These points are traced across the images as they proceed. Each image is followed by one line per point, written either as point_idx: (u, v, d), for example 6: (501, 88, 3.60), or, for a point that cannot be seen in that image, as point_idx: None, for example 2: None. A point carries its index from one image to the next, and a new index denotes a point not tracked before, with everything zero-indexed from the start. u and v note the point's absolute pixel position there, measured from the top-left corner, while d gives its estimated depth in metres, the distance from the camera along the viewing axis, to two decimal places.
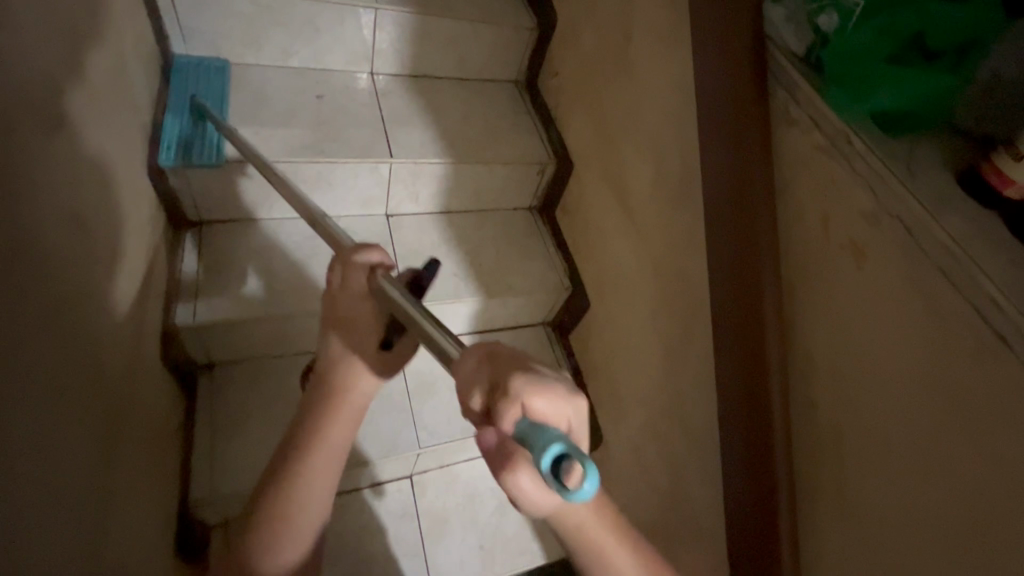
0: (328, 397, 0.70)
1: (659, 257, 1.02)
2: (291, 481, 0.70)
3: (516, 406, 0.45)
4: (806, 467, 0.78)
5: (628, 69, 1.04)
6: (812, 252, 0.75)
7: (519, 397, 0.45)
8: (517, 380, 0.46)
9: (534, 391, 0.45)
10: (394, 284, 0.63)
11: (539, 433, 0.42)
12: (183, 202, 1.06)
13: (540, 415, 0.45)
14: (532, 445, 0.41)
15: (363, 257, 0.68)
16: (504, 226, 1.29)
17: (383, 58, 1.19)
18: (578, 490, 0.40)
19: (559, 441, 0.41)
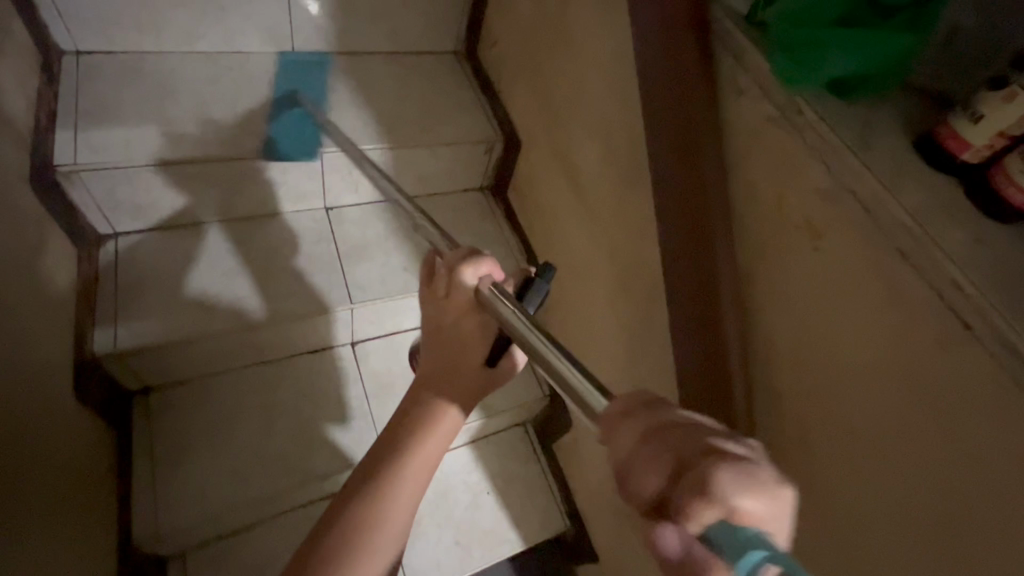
0: (420, 419, 0.64)
1: (613, 240, 0.95)
2: (372, 511, 0.60)
3: (715, 506, 0.31)
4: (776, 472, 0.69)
5: (567, 36, 0.96)
6: (772, 238, 0.65)
7: (720, 492, 0.31)
8: (722, 470, 0.32)
9: (742, 485, 0.31)
10: (496, 293, 0.57)
11: (734, 540, 0.29)
12: (90, 212, 0.99)
13: (749, 517, 0.31)
14: (731, 557, 0.29)
15: (471, 266, 0.62)
16: (455, 208, 1.28)
17: (304, 35, 1.17)
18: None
19: (767, 553, 0.28)
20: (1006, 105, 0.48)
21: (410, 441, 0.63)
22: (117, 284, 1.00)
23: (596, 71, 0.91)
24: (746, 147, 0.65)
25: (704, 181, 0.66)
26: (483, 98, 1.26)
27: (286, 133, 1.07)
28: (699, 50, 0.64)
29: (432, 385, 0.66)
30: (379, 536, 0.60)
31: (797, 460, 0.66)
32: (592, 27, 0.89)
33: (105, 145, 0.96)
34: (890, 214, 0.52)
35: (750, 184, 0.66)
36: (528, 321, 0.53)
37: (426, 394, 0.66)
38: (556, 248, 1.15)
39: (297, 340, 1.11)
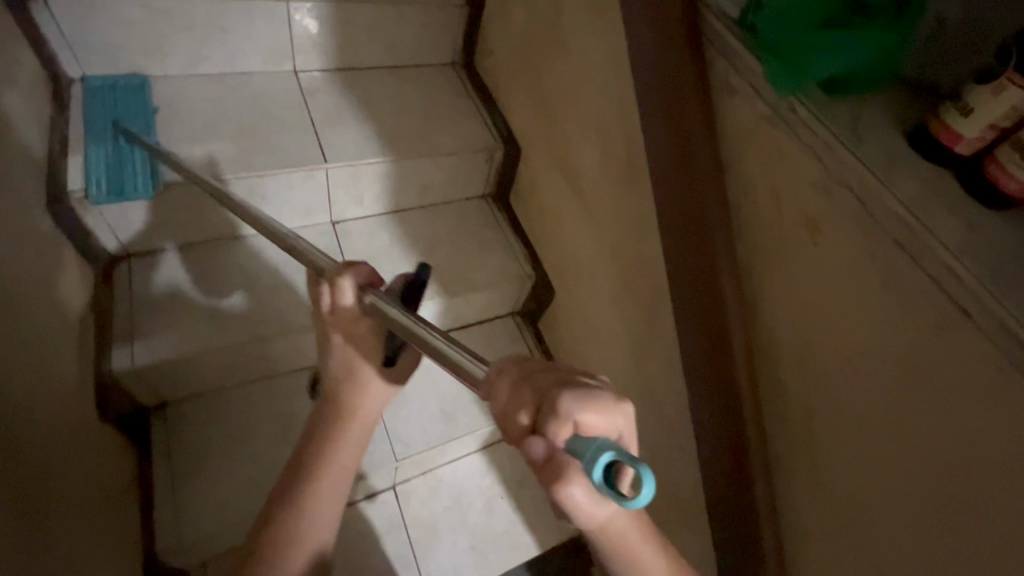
0: (326, 428, 0.64)
1: (615, 241, 0.96)
2: (283, 531, 0.60)
3: (565, 426, 0.38)
4: (784, 463, 0.70)
5: (562, 44, 0.99)
6: (771, 233, 0.66)
7: (565, 413, 0.38)
8: (563, 395, 0.39)
9: (581, 404, 0.39)
10: (376, 299, 0.57)
11: (584, 450, 0.37)
12: (101, 233, 1.01)
13: (592, 427, 0.38)
14: (578, 456, 0.37)
15: (342, 279, 0.60)
16: (458, 217, 1.30)
17: (305, 53, 1.20)
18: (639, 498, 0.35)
19: (606, 448, 0.36)
20: (995, 97, 0.49)
21: (316, 455, 0.63)
22: (131, 302, 1.02)
23: (592, 76, 0.93)
24: (741, 145, 0.67)
25: (701, 180, 0.68)
26: (482, 107, 1.28)
27: (121, 168, 0.98)
28: (691, 53, 0.66)
29: (342, 396, 0.64)
30: (296, 552, 0.60)
31: (805, 451, 0.67)
32: (586, 34, 0.91)
33: (117, 168, 0.98)
34: (885, 205, 0.53)
35: (747, 182, 0.67)
36: (416, 322, 0.53)
37: (336, 407, 0.64)
38: (560, 252, 1.16)
39: (308, 351, 1.13)
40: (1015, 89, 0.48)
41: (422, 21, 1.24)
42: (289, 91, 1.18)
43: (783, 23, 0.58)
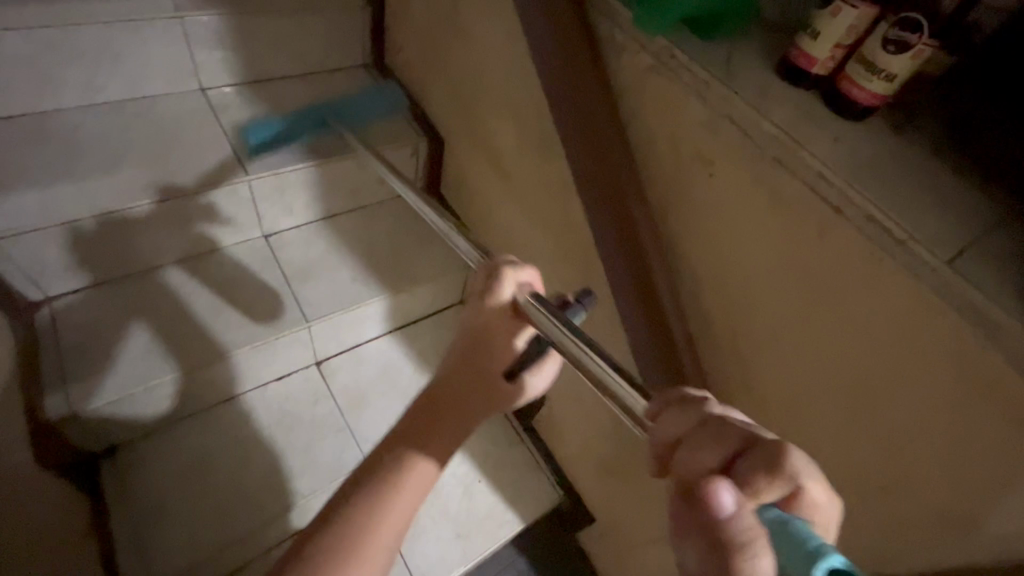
0: (372, 486, 0.50)
1: (544, 212, 1.01)
2: (355, 532, 0.47)
3: (780, 481, 0.32)
4: (720, 384, 0.76)
5: (464, 28, 1.02)
6: (676, 172, 0.71)
7: (794, 471, 0.32)
8: (796, 451, 0.33)
9: (812, 472, 0.33)
10: (531, 298, 0.55)
11: (803, 538, 0.29)
12: (20, 283, 0.95)
13: (810, 501, 0.33)
14: (790, 553, 0.28)
15: (514, 269, 0.58)
16: (394, 215, 1.29)
17: (209, 72, 1.17)
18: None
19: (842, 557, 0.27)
20: (834, 19, 0.55)
21: (397, 475, 0.50)
22: (59, 345, 0.95)
23: (497, 58, 0.96)
24: (634, 97, 0.72)
25: (603, 136, 0.73)
26: (400, 104, 1.30)
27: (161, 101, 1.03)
28: (574, 19, 0.71)
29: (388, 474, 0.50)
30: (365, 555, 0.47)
31: (735, 367, 0.73)
32: (485, 17, 0.95)
33: (102, 192, 1.00)
34: (761, 128, 0.59)
35: (645, 131, 0.73)
36: (567, 329, 0.48)
37: (375, 483, 0.50)
38: (496, 233, 1.19)
39: (257, 369, 1.11)
40: (850, 9, 0.54)
41: (326, 25, 1.24)
42: (199, 110, 1.16)
43: None
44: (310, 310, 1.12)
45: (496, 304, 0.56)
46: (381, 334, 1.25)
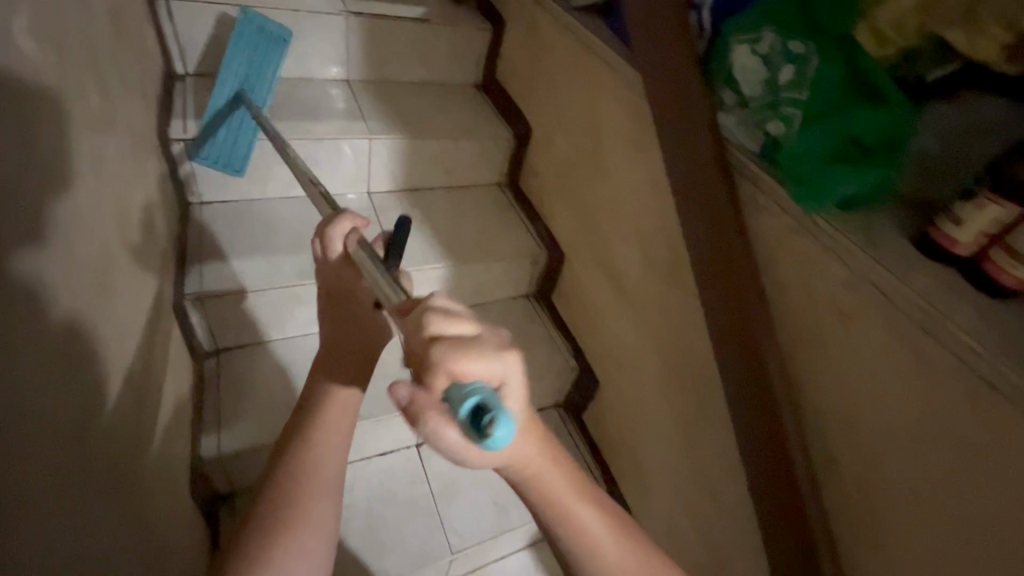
0: (306, 414, 0.65)
1: (660, 333, 1.08)
2: (300, 448, 0.62)
3: (440, 376, 0.39)
4: (841, 523, 0.78)
5: (604, 167, 1.17)
6: (816, 326, 0.76)
7: (439, 364, 0.39)
8: (437, 348, 0.40)
9: (456, 354, 0.40)
10: (354, 243, 0.66)
11: (453, 400, 0.38)
12: (201, 334, 1.12)
13: (464, 373, 0.39)
14: (446, 406, 0.39)
15: (331, 221, 0.70)
16: (506, 314, 1.42)
17: (378, 179, 1.40)
18: (493, 441, 0.37)
19: (469, 400, 0.38)
20: (982, 212, 0.61)
21: (317, 401, 0.66)
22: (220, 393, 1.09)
23: (631, 195, 1.10)
24: (776, 254, 0.80)
25: (739, 282, 0.80)
26: (526, 218, 1.46)
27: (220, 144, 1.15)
28: (723, 178, 0.81)
29: (314, 404, 0.66)
30: (320, 457, 0.62)
31: (862, 510, 0.75)
32: (626, 161, 1.10)
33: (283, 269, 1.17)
34: (905, 296, 0.65)
35: (779, 280, 0.80)
36: (371, 263, 0.61)
37: (309, 411, 0.65)
38: (607, 344, 1.26)
39: (370, 441, 1.19)
40: (994, 207, 0.60)
41: (477, 150, 1.46)
42: (363, 209, 1.37)
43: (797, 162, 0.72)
44: None
45: (331, 256, 0.70)
46: None
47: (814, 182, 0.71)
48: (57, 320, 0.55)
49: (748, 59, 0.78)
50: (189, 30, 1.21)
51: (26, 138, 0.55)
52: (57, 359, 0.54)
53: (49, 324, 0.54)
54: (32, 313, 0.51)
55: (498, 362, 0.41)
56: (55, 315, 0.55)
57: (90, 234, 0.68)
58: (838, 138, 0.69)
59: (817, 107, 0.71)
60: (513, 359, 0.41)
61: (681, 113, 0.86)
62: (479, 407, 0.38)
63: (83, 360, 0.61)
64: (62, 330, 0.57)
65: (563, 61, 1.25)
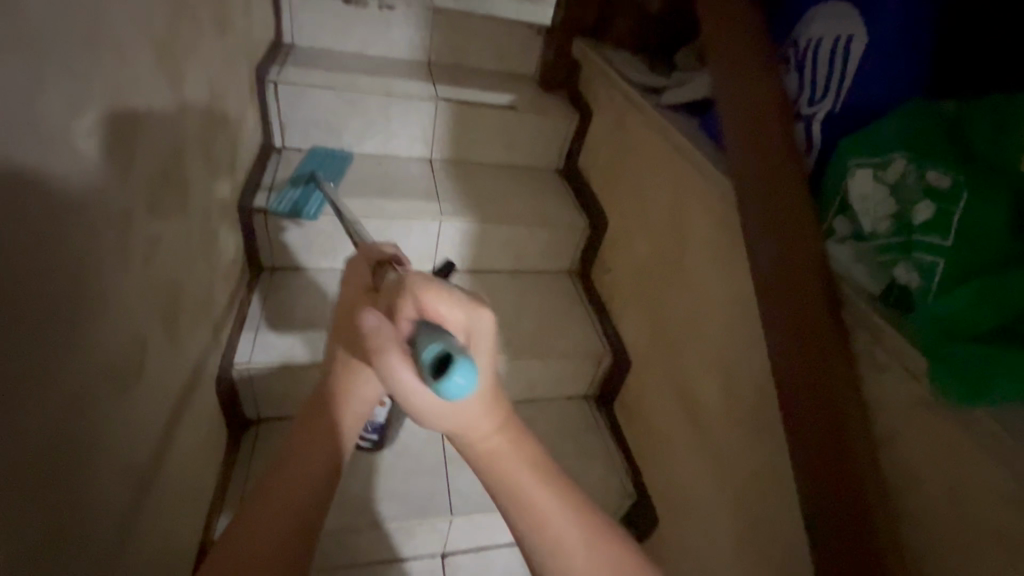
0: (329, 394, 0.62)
1: (738, 482, 0.90)
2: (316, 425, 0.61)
3: (409, 302, 0.49)
4: None
5: (684, 276, 1.05)
6: (949, 530, 0.57)
7: (414, 296, 0.49)
8: (419, 283, 0.49)
9: (431, 292, 0.49)
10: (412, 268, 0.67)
11: (425, 340, 0.44)
12: (245, 402, 1.11)
13: (437, 312, 0.48)
14: (416, 341, 0.45)
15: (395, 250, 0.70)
16: (560, 417, 1.29)
17: (445, 257, 1.37)
18: (453, 384, 0.41)
19: (436, 341, 0.43)
20: None
21: (344, 384, 0.62)
22: (248, 469, 1.06)
23: (713, 314, 0.96)
24: (905, 429, 0.61)
25: (849, 463, 0.62)
26: (595, 316, 1.36)
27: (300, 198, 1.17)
28: (833, 328, 0.65)
29: (336, 394, 0.62)
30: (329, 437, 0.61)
31: None
32: (710, 275, 0.97)
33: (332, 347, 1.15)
34: None
35: (907, 468, 0.61)
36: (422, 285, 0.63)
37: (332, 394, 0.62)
38: (670, 478, 1.09)
39: (391, 546, 1.09)
40: None
41: (550, 239, 1.40)
42: None
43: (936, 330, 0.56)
44: (458, 499, 1.10)
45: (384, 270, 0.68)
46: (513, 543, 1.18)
47: (963, 362, 0.53)
48: (49, 437, 0.51)
49: (870, 187, 0.65)
50: (291, 109, 1.30)
51: (60, 246, 0.53)
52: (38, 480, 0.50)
53: (37, 447, 0.49)
54: (15, 440, 0.46)
55: (467, 314, 0.49)
56: (52, 431, 0.52)
57: (127, 320, 0.66)
58: (995, 307, 0.52)
59: (967, 263, 0.55)
60: (483, 316, 0.50)
61: (779, 241, 0.73)
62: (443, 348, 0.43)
63: (80, 471, 0.57)
64: (55, 447, 0.52)
65: (649, 158, 1.18)
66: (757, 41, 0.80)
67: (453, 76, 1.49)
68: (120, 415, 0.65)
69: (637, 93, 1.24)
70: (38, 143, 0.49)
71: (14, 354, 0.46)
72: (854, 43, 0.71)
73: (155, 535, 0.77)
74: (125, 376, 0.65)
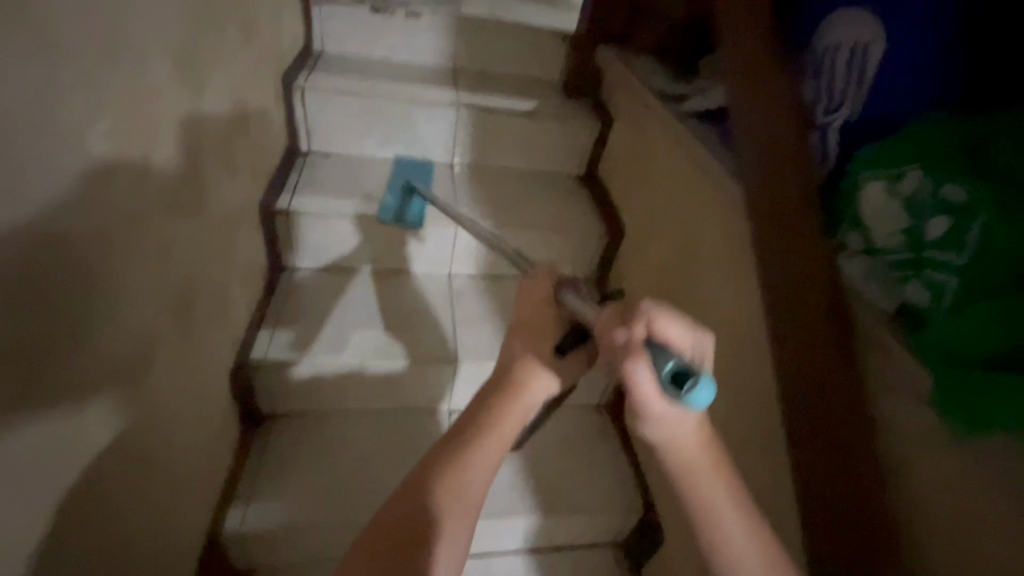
0: (501, 390, 0.63)
1: (740, 502, 0.87)
2: (481, 423, 0.61)
3: (642, 327, 0.55)
4: None
5: (695, 288, 1.03)
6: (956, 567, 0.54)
7: (650, 319, 0.55)
8: (649, 308, 0.55)
9: (664, 317, 0.55)
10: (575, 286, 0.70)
11: (665, 356, 0.53)
12: (261, 397, 1.15)
13: (669, 338, 0.54)
14: (654, 358, 0.53)
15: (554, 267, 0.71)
16: (571, 425, 1.28)
17: (460, 262, 1.37)
18: (697, 394, 0.51)
19: (675, 359, 0.53)
20: None
21: (518, 380, 0.64)
22: (260, 462, 1.10)
23: (724, 327, 0.93)
24: (912, 456, 0.58)
25: (853, 488, 0.60)
26: None
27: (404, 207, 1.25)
28: (840, 347, 0.63)
29: (506, 391, 0.63)
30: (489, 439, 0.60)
31: None
32: (721, 288, 0.94)
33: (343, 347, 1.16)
34: None
35: (913, 496, 0.58)
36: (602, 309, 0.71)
37: (501, 390, 0.63)
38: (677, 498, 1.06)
39: None
40: None
41: (567, 245, 1.39)
42: (441, 291, 1.35)
43: (944, 356, 0.53)
44: None
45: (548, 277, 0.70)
46: (517, 550, 1.17)
47: (969, 391, 0.50)
48: (51, 423, 0.55)
49: (885, 202, 0.61)
50: (319, 115, 1.35)
51: (77, 246, 0.56)
52: (35, 464, 0.53)
53: (37, 431, 0.53)
54: (15, 426, 0.49)
55: (701, 342, 0.56)
56: (54, 417, 0.55)
57: (141, 315, 0.70)
58: (1004, 334, 0.49)
59: (982, 287, 0.53)
60: (707, 340, 0.56)
61: (786, 254, 0.70)
62: (687, 369, 0.52)
63: (78, 459, 0.59)
64: (55, 432, 0.55)
65: (666, 167, 1.16)
66: (768, 46, 0.77)
67: (477, 82, 1.51)
68: (125, 405, 0.68)
69: (657, 99, 1.22)
70: (61, 150, 0.53)
71: (20, 345, 0.49)
72: (871, 51, 0.69)
73: (162, 523, 0.80)
74: (134, 367, 0.69)
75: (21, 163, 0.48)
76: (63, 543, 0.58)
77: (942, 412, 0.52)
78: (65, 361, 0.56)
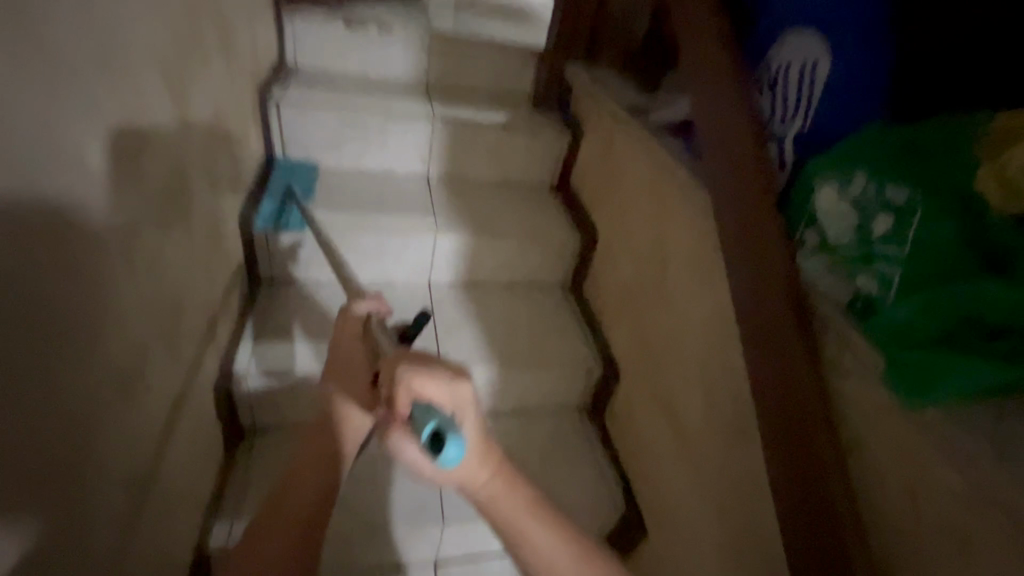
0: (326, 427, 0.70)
1: (720, 488, 0.92)
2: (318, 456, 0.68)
3: (405, 395, 0.49)
4: None
5: (667, 289, 1.09)
6: (911, 527, 0.60)
7: (406, 387, 0.49)
8: (404, 371, 0.50)
9: (414, 377, 0.49)
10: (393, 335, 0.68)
11: (427, 418, 0.47)
12: (241, 412, 1.14)
13: (426, 398, 0.49)
14: (414, 422, 0.48)
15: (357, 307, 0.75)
16: (553, 427, 1.31)
17: (439, 271, 1.40)
18: (448, 456, 0.47)
19: (434, 419, 0.47)
20: None
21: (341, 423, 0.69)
22: (243, 478, 1.09)
23: (697, 323, 0.99)
24: (865, 431, 0.65)
25: (819, 462, 0.65)
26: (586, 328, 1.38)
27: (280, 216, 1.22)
28: (803, 334, 0.68)
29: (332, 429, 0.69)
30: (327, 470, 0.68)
31: None
32: (692, 287, 1.01)
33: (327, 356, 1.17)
34: None
35: (872, 468, 0.64)
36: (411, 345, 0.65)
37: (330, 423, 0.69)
38: (659, 490, 1.10)
39: (384, 555, 1.10)
40: None
41: (542, 251, 1.43)
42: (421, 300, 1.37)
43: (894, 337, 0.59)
44: (448, 510, 1.12)
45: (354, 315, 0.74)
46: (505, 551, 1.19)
47: (918, 368, 0.56)
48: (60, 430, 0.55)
49: (837, 203, 0.69)
50: (293, 128, 1.36)
51: (73, 257, 0.57)
52: (43, 478, 0.53)
53: (48, 437, 0.53)
54: (24, 436, 0.49)
55: (454, 391, 0.50)
56: (62, 424, 0.55)
57: (132, 327, 0.70)
58: (943, 316, 0.56)
59: (922, 277, 0.59)
60: (462, 388, 0.50)
61: (752, 253, 0.77)
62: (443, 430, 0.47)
63: (79, 475, 0.59)
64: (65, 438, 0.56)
65: (635, 175, 1.22)
66: (730, 61, 0.84)
67: (449, 96, 1.55)
68: (122, 415, 0.68)
69: (625, 112, 1.29)
70: (59, 163, 0.54)
71: (26, 359, 0.50)
72: (820, 66, 0.77)
73: (153, 540, 0.79)
74: (128, 379, 0.69)
75: (23, 179, 0.48)
76: (69, 557, 0.58)
77: (895, 388, 0.58)
78: (69, 369, 0.56)
